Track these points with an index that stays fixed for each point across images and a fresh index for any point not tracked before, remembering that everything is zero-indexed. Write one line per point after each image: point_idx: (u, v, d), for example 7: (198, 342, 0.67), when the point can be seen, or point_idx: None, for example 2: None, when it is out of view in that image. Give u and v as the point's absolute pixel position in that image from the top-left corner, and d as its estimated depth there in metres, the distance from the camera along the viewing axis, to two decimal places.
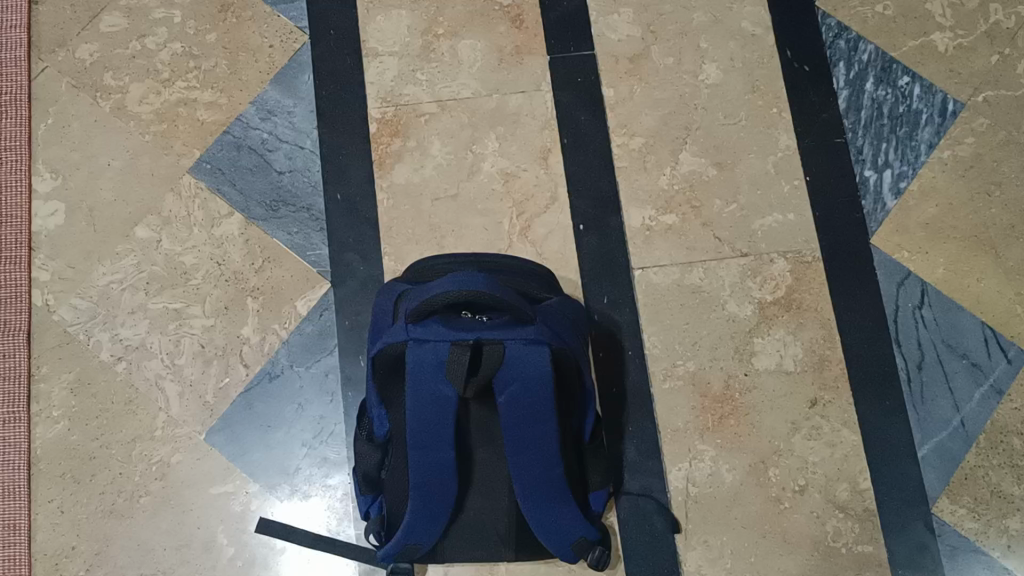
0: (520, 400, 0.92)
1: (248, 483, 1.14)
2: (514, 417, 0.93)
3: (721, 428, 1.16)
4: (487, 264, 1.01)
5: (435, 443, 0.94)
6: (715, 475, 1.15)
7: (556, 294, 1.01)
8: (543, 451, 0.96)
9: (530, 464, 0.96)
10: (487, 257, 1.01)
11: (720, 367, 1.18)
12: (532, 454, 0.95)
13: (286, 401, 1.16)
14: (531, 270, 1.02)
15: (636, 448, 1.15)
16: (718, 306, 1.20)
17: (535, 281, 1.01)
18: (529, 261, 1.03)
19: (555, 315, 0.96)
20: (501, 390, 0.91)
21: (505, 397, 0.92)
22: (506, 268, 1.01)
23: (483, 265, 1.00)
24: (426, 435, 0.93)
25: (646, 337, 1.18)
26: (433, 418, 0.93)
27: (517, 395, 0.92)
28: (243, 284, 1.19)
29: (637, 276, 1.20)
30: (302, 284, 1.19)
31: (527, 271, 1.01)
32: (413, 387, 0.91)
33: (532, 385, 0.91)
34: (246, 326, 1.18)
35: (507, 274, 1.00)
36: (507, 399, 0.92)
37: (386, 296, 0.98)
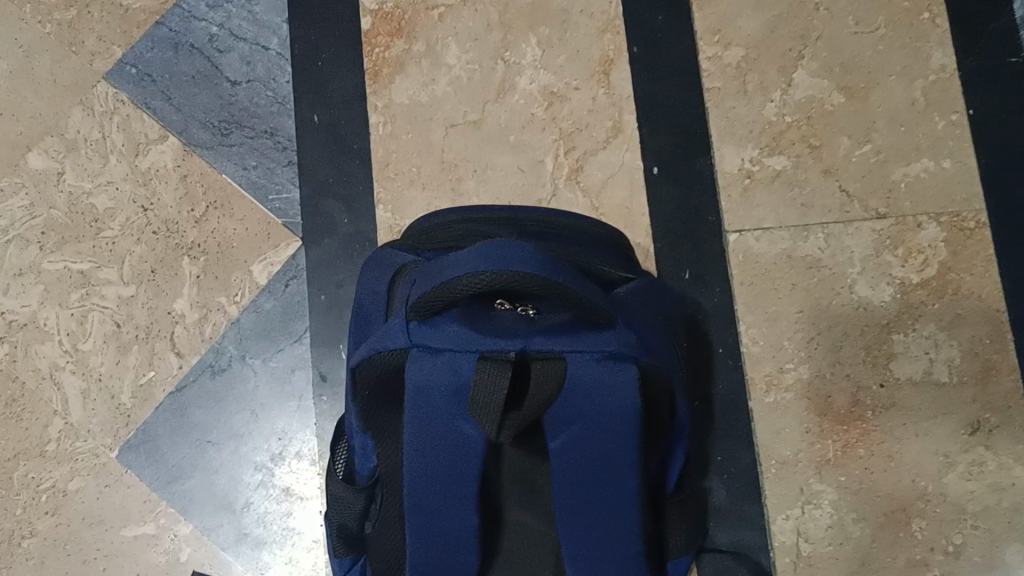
0: (583, 447, 0.58)
1: (179, 522, 0.80)
2: (573, 471, 0.59)
3: (847, 462, 0.82)
4: (532, 228, 0.66)
5: (449, 505, 0.59)
6: (837, 527, 0.82)
7: (639, 274, 0.67)
8: (617, 524, 0.61)
9: (598, 543, 0.61)
10: (535, 218, 0.67)
11: (845, 374, 0.84)
12: (601, 528, 0.61)
13: (234, 407, 0.82)
14: (599, 237, 0.67)
15: (726, 486, 0.82)
16: (843, 288, 0.85)
17: (603, 255, 0.66)
18: (595, 222, 0.68)
19: (638, 306, 0.61)
20: (552, 429, 0.58)
21: (559, 439, 0.58)
22: (562, 232, 0.66)
23: (528, 228, 0.66)
24: (435, 493, 0.59)
25: (743, 329, 0.84)
26: (446, 468, 0.58)
27: (578, 438, 0.58)
28: (177, 239, 0.85)
29: (732, 241, 0.86)
30: (260, 241, 0.85)
31: (592, 243, 0.67)
32: (415, 421, 0.57)
33: (608, 421, 0.57)
34: (180, 299, 0.84)
35: (563, 242, 0.66)
36: (562, 443, 0.58)
37: (377, 273, 0.64)
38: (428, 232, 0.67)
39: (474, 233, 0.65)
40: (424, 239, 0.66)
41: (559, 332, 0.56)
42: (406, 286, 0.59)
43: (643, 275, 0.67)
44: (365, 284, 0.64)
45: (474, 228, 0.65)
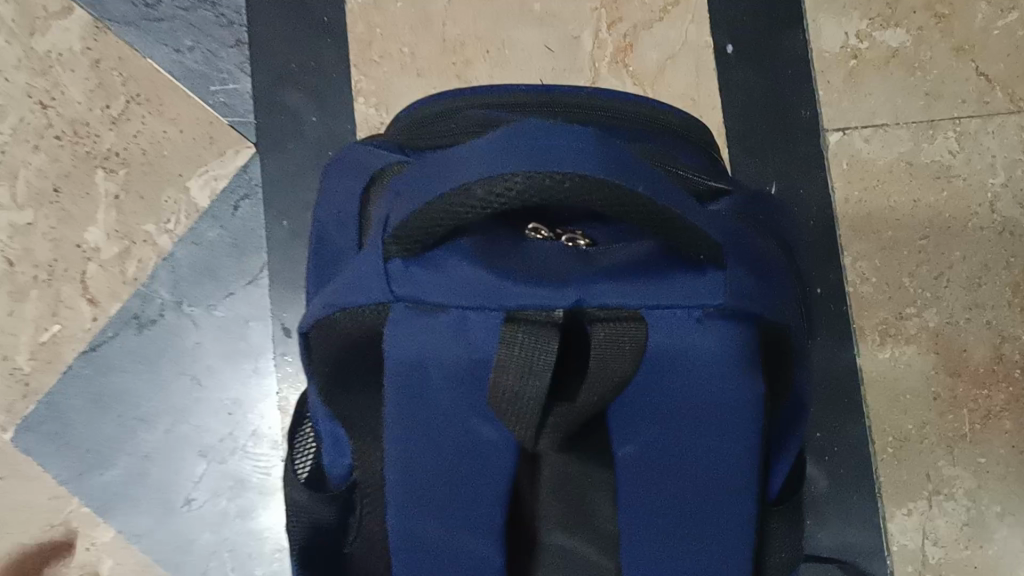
0: (669, 455, 0.37)
1: (97, 527, 0.60)
2: (654, 490, 0.38)
3: (986, 438, 0.62)
4: (578, 115, 0.44)
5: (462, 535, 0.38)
6: (975, 526, 0.61)
7: (734, 183, 0.45)
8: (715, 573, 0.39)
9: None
10: (579, 100, 0.45)
11: (985, 322, 0.62)
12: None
13: (169, 372, 0.61)
14: (674, 129, 0.46)
15: (828, 472, 0.61)
16: (981, 206, 0.64)
17: (685, 156, 0.45)
18: (665, 108, 0.47)
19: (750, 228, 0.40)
20: (619, 429, 0.37)
21: (631, 444, 0.37)
22: (621, 121, 0.45)
23: (570, 115, 0.44)
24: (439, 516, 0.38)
25: (849, 262, 0.63)
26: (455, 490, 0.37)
27: (662, 440, 0.37)
28: (89, 146, 0.63)
29: (833, 142, 0.64)
30: (200, 148, 0.63)
31: (667, 140, 0.45)
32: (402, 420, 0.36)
33: (709, 418, 0.36)
34: (93, 228, 0.62)
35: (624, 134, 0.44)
36: (637, 450, 0.37)
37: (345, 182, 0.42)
38: (422, 123, 0.45)
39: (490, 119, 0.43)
40: (415, 133, 0.44)
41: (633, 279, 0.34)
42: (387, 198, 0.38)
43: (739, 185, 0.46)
44: (328, 198, 0.42)
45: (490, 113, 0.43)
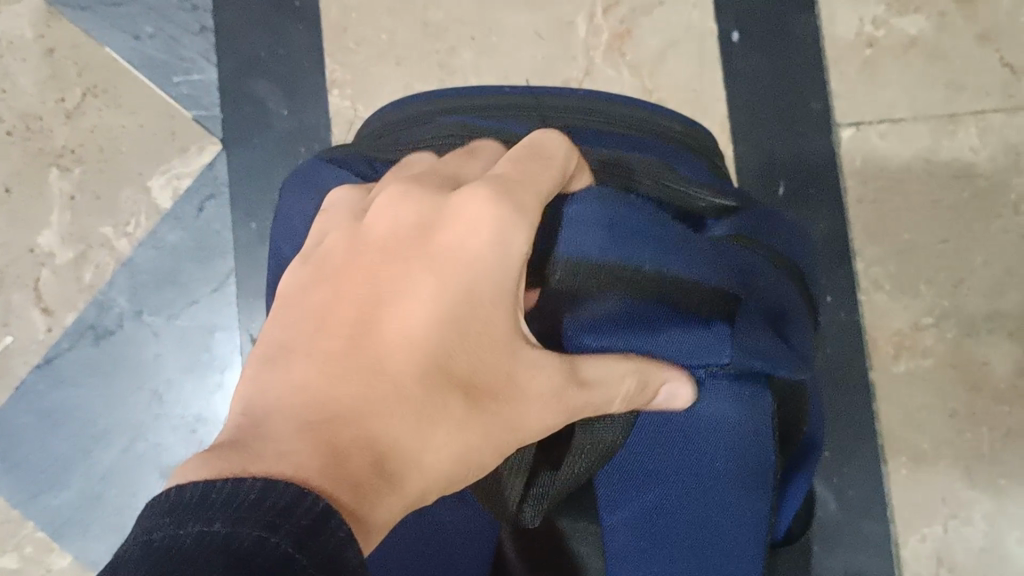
0: (664, 525, 0.33)
1: (52, 552, 0.56)
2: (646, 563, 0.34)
3: (1008, 458, 0.57)
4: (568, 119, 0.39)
5: None
6: (995, 553, 0.56)
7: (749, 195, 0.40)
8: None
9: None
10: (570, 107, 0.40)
11: (1009, 332, 0.58)
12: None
13: (129, 384, 0.57)
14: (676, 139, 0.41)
15: (836, 496, 0.58)
16: (1006, 207, 0.59)
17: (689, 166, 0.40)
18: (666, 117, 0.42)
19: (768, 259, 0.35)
20: (607, 495, 0.33)
21: (623, 514, 0.33)
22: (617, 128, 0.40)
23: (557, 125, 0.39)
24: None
25: (860, 268, 0.59)
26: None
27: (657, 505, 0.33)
28: (42, 141, 0.59)
29: (846, 137, 0.60)
30: (162, 144, 0.58)
31: (669, 149, 0.40)
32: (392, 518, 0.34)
33: (706, 493, 0.33)
34: (46, 231, 0.58)
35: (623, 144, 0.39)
36: (629, 516, 0.33)
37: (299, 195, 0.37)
38: (393, 133, 0.40)
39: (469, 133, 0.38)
40: (384, 142, 0.39)
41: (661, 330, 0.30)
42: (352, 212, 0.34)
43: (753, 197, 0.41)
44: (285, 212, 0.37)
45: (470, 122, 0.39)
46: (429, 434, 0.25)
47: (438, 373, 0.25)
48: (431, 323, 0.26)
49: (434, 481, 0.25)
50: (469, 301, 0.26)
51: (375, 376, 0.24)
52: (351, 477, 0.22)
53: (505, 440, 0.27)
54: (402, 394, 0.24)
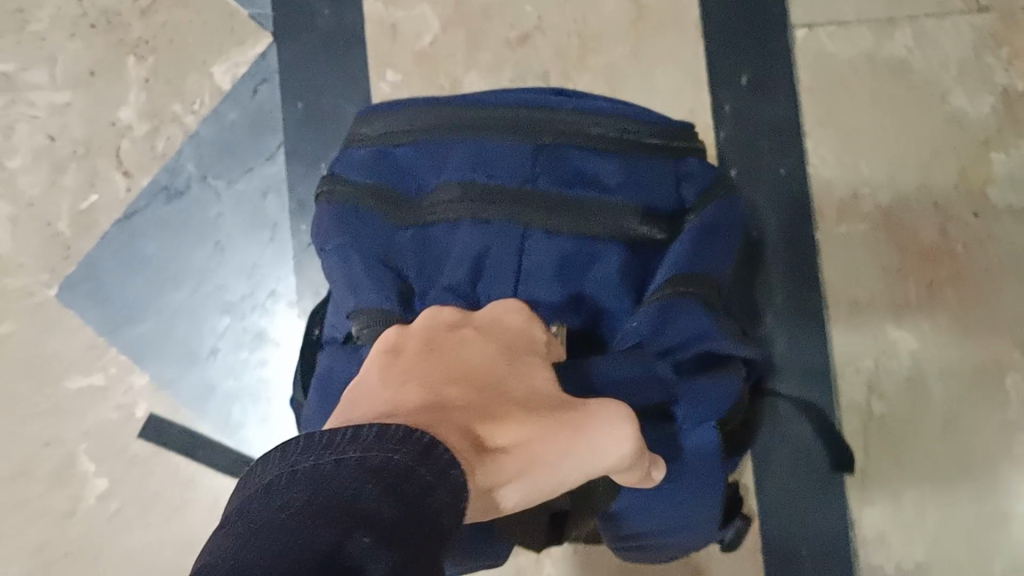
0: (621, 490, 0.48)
1: (131, 374, 0.67)
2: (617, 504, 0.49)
3: (931, 305, 0.69)
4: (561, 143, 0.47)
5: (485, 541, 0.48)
6: (915, 382, 0.69)
7: (707, 192, 0.49)
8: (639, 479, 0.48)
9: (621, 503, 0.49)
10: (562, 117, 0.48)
11: (933, 201, 0.70)
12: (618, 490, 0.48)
13: (194, 236, 0.68)
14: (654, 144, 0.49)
15: (786, 336, 0.69)
16: (935, 97, 0.70)
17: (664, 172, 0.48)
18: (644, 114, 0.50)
19: (700, 294, 0.46)
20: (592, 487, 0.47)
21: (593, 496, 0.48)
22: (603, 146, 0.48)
23: (543, 144, 0.47)
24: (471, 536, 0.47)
25: (811, 147, 0.70)
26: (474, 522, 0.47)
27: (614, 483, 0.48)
28: (121, 33, 0.69)
29: (800, 37, 0.70)
30: (221, 37, 0.69)
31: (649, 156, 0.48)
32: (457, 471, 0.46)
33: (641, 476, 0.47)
34: (125, 107, 0.69)
35: (607, 171, 0.47)
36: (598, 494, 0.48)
37: (337, 231, 0.48)
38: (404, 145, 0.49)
39: (475, 163, 0.47)
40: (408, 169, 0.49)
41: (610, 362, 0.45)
42: (371, 273, 0.47)
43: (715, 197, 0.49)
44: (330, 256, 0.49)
45: (475, 150, 0.47)
46: (504, 422, 0.34)
47: (493, 391, 0.36)
48: (479, 359, 0.37)
49: (511, 474, 0.34)
50: (500, 349, 0.39)
51: (450, 391, 0.35)
52: (457, 446, 0.32)
53: (574, 444, 0.35)
54: (474, 400, 0.35)
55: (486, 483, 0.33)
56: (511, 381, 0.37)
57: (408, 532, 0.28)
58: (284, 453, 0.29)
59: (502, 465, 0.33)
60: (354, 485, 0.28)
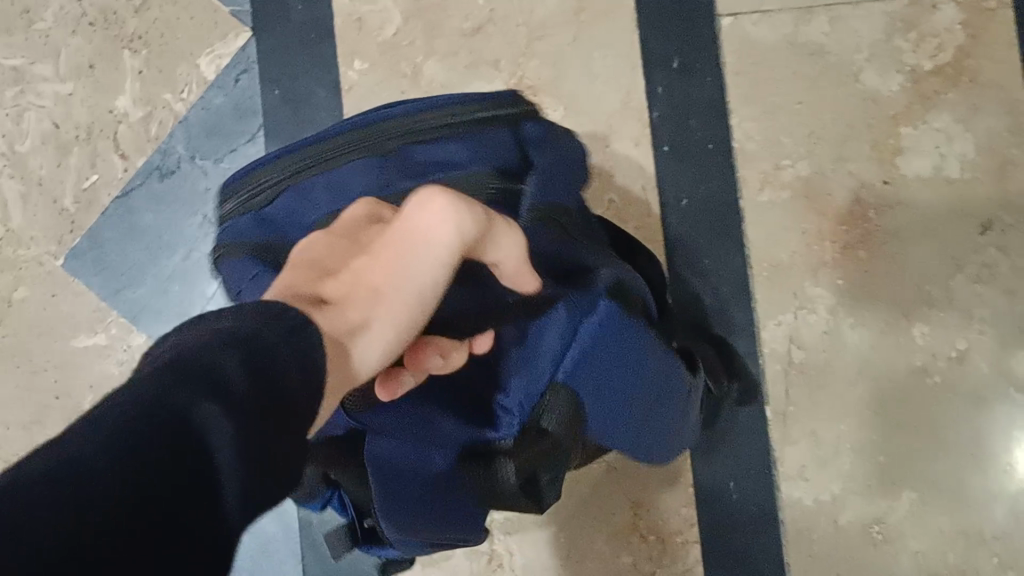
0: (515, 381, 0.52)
1: (131, 333, 0.75)
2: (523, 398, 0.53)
3: (846, 264, 0.77)
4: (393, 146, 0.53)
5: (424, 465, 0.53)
6: (832, 335, 0.76)
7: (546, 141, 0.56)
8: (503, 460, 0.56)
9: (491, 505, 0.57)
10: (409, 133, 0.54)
11: (848, 170, 0.77)
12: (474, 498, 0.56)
13: (185, 210, 0.76)
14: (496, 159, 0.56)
15: (713, 295, 0.77)
16: (850, 76, 0.78)
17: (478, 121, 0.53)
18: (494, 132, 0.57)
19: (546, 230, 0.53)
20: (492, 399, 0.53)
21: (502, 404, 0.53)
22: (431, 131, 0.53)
23: (382, 151, 0.53)
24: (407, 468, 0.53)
25: (737, 124, 0.78)
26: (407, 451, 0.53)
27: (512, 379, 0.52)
28: (116, 29, 0.78)
29: (726, 26, 0.79)
30: (207, 32, 0.78)
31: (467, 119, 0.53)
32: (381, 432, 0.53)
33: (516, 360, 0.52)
34: (122, 96, 0.77)
35: (444, 150, 0.53)
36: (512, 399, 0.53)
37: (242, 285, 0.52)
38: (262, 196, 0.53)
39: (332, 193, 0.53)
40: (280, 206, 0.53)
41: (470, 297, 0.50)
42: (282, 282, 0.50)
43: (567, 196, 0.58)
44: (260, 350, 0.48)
45: (328, 184, 0.53)
46: (327, 311, 0.34)
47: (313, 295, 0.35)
48: (303, 271, 0.37)
49: (357, 315, 0.35)
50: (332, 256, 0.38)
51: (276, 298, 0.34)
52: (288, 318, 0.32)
53: (399, 273, 0.36)
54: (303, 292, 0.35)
55: (345, 325, 0.34)
56: (337, 277, 0.36)
57: (256, 407, 0.27)
58: (184, 338, 0.28)
59: (346, 315, 0.34)
60: (207, 362, 0.27)
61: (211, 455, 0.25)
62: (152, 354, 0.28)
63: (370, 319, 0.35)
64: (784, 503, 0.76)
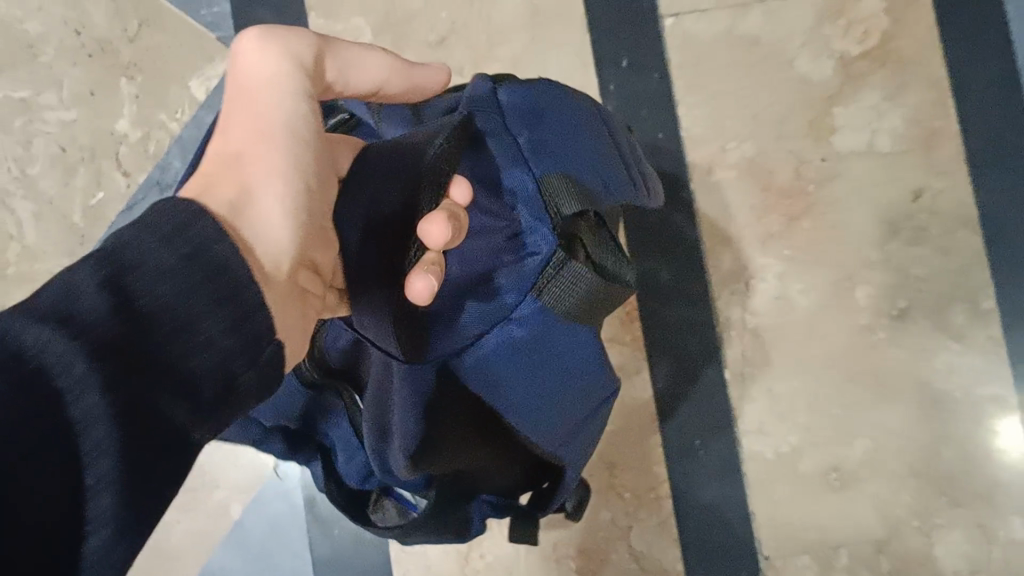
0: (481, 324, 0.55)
1: None
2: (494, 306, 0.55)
3: (791, 235, 0.84)
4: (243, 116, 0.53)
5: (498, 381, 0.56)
6: (782, 300, 0.84)
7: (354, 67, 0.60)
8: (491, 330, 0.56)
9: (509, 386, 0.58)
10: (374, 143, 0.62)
11: (788, 148, 0.85)
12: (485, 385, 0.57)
13: None
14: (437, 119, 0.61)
15: (671, 269, 0.85)
16: (785, 63, 0.85)
17: None
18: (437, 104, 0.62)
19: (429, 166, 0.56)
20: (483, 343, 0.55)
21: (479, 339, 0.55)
22: None
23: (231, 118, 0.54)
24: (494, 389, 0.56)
25: (684, 113, 0.86)
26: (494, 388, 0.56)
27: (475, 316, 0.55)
28: (112, 58, 0.85)
29: (669, 25, 0.86)
30: (195, 56, 0.85)
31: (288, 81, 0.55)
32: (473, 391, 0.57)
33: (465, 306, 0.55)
34: (121, 119, 0.84)
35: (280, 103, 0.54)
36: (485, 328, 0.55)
37: None
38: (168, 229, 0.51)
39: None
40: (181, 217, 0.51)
41: (378, 188, 0.50)
42: None
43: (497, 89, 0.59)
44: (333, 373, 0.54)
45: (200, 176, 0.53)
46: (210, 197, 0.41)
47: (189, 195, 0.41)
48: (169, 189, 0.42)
49: (236, 194, 0.42)
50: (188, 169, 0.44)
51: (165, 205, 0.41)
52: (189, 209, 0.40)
53: (259, 156, 0.45)
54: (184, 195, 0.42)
55: (228, 200, 0.41)
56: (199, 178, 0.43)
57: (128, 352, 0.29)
58: (68, 274, 0.30)
59: (226, 197, 0.42)
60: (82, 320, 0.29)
61: (83, 474, 0.27)
62: (37, 293, 0.30)
63: (256, 187, 0.43)
64: (746, 456, 0.83)
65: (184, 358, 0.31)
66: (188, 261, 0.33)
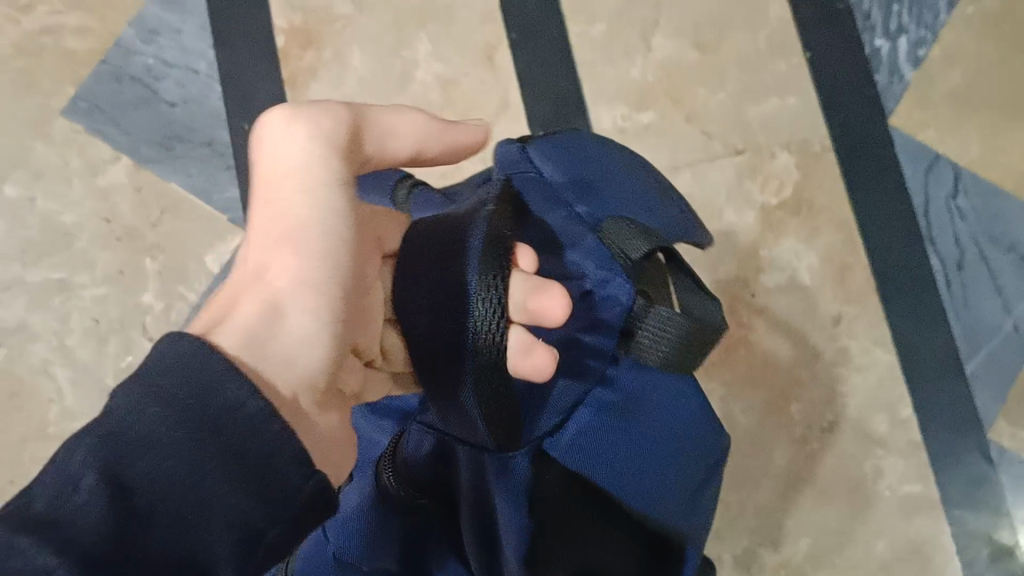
0: (586, 441, 0.62)
1: None
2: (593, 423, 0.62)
3: (730, 362, 0.97)
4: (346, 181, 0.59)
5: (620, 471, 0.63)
6: (727, 418, 0.96)
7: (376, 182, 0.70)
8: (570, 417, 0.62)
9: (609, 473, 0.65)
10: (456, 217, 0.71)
11: (722, 287, 0.98)
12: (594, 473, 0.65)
13: None
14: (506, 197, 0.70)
15: None
16: (713, 215, 1.00)
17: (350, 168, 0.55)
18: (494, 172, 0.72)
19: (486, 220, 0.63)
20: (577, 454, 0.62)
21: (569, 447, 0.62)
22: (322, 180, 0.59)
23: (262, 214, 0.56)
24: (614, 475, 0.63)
25: None
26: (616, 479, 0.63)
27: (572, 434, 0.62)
28: (138, 242, 1.00)
29: None
30: (210, 236, 1.00)
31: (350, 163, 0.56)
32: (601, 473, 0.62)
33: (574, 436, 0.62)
34: (147, 293, 0.99)
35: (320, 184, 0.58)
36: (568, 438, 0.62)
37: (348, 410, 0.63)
38: None
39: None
40: None
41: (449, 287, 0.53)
42: None
43: (526, 148, 0.71)
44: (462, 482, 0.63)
45: None
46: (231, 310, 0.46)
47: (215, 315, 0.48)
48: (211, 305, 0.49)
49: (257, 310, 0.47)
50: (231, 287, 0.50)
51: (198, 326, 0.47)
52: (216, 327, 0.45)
53: (285, 262, 0.49)
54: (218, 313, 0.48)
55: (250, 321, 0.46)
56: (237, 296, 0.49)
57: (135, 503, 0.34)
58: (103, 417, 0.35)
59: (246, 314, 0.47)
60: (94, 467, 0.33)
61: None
62: (80, 434, 0.35)
63: (284, 308, 0.48)
64: None
65: (177, 534, 0.34)
66: (185, 417, 0.35)
